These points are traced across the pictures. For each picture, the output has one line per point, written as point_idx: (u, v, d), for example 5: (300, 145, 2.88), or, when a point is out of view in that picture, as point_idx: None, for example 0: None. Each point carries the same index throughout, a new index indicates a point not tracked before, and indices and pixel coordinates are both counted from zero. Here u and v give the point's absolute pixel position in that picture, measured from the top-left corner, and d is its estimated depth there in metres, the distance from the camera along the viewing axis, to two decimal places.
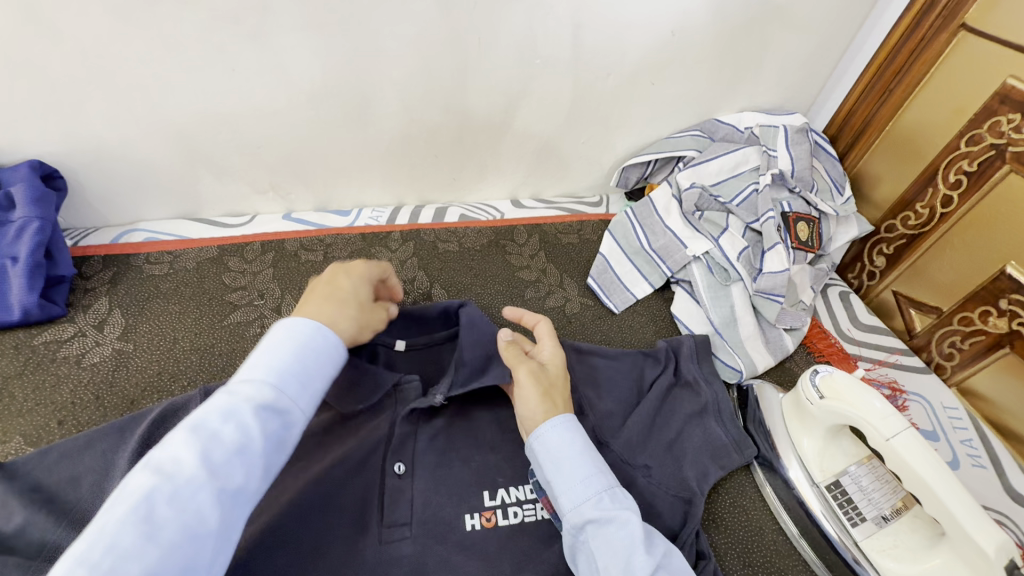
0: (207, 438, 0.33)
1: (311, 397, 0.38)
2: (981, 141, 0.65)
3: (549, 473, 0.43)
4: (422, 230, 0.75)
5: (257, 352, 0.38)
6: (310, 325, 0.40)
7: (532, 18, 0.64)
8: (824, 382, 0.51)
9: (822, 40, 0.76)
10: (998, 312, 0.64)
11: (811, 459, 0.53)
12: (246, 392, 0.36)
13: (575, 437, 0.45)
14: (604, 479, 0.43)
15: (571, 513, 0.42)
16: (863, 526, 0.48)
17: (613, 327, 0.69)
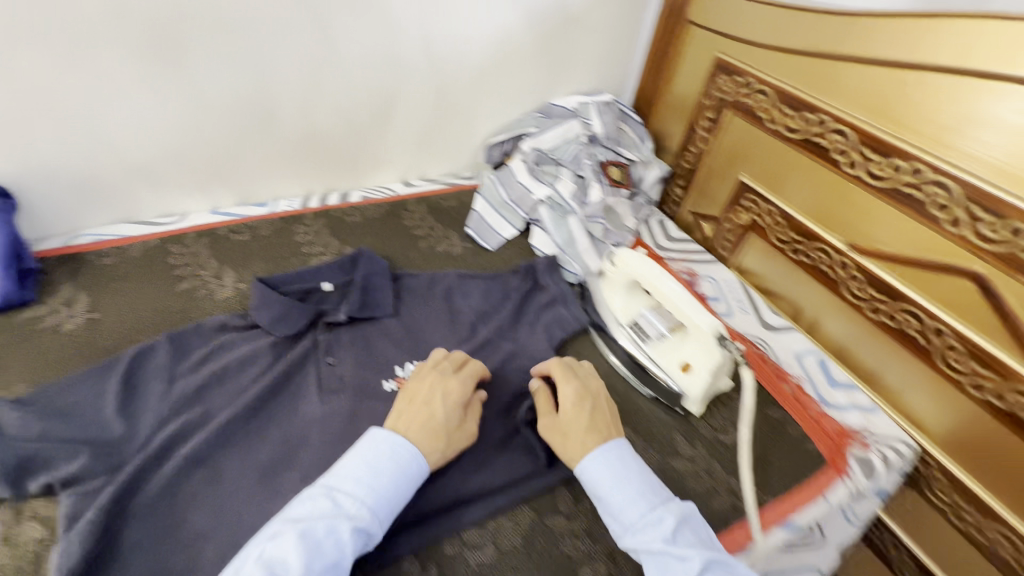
0: (313, 547, 0.43)
1: (388, 522, 0.50)
2: (712, 97, 0.95)
3: (598, 502, 0.53)
4: (330, 210, 0.93)
5: (364, 470, 0.50)
6: (412, 452, 0.52)
7: (390, 35, 0.86)
8: (618, 256, 0.78)
9: (611, 38, 1.05)
10: (743, 208, 0.94)
11: (619, 310, 0.78)
12: (352, 512, 0.47)
13: (604, 470, 0.54)
14: (636, 509, 0.51)
15: (623, 539, 0.50)
16: (651, 342, 0.73)
17: (488, 260, 0.91)
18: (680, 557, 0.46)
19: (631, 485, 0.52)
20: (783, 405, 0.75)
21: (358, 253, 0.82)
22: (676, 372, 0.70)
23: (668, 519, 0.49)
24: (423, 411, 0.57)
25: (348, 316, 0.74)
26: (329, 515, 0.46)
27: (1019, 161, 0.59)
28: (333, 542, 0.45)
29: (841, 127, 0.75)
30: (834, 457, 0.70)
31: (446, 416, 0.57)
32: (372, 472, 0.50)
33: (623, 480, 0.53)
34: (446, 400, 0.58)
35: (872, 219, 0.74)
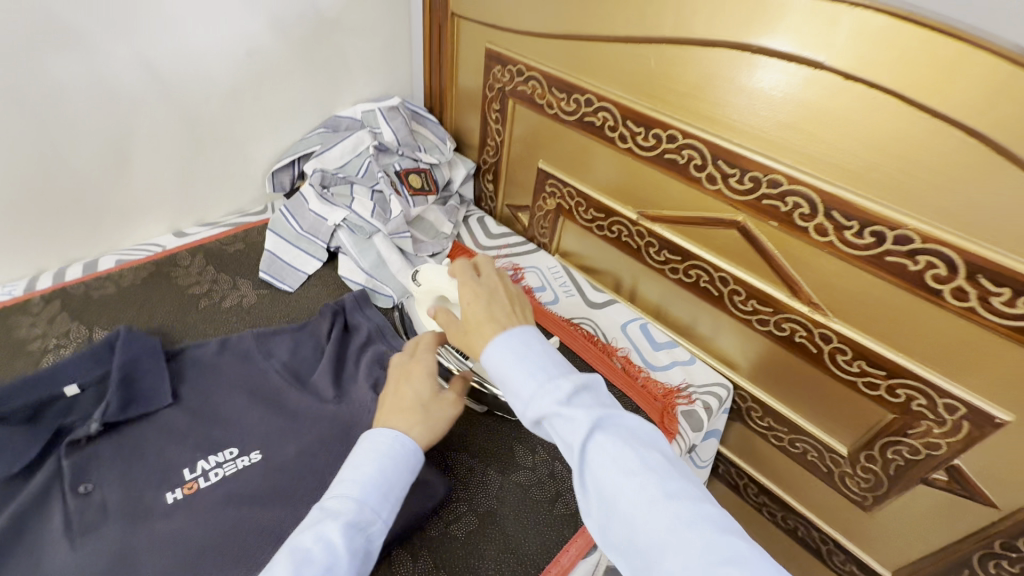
0: (301, 558, 0.40)
1: (387, 511, 0.46)
2: (494, 88, 0.93)
3: (495, 381, 0.47)
4: (68, 287, 0.75)
5: (346, 471, 0.47)
6: (392, 437, 0.49)
7: (91, 62, 0.70)
8: (419, 274, 0.74)
9: (383, 38, 0.98)
10: (548, 195, 0.95)
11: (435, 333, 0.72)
12: (337, 509, 0.44)
13: (504, 348, 0.46)
14: (531, 382, 0.44)
15: (519, 412, 0.44)
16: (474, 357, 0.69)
17: (291, 303, 0.81)
18: (575, 415, 0.42)
19: (529, 358, 0.45)
20: (613, 382, 0.76)
21: (115, 335, 0.67)
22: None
23: (568, 383, 0.43)
24: (395, 397, 0.53)
25: (103, 424, 0.59)
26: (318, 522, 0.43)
27: (810, 144, 0.60)
28: (323, 546, 0.41)
29: (605, 104, 0.77)
30: (662, 420, 0.72)
31: (416, 392, 0.53)
32: (351, 468, 0.47)
33: (525, 354, 0.46)
34: (411, 380, 0.54)
35: (650, 187, 0.78)
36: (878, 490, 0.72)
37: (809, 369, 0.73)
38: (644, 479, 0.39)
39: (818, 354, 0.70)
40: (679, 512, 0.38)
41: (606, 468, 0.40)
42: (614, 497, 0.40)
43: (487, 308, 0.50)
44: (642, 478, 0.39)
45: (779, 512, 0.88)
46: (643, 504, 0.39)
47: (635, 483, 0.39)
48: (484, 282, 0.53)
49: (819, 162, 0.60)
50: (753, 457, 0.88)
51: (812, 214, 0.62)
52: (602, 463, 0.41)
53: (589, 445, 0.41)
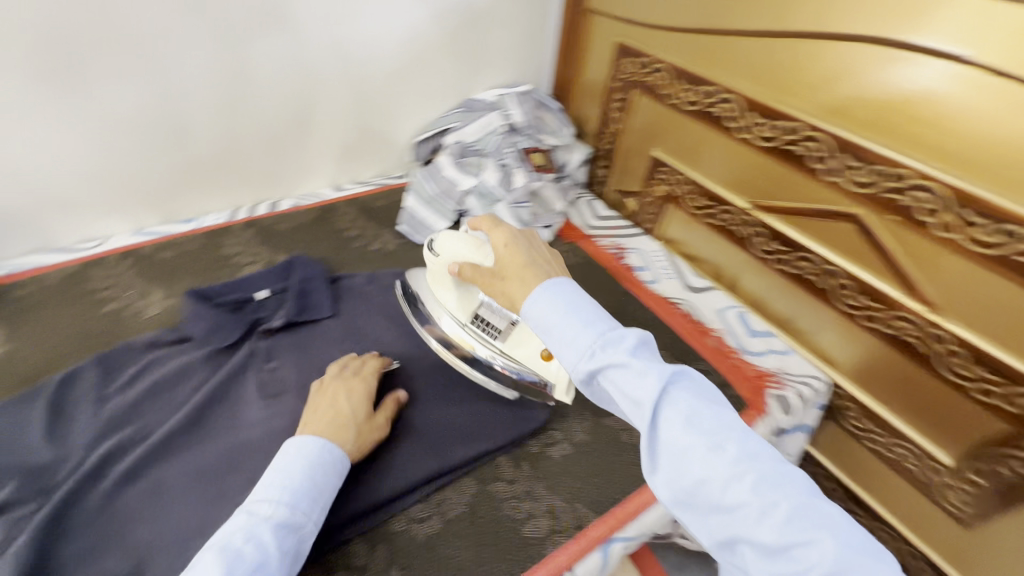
0: (231, 557, 0.44)
1: (317, 512, 0.50)
2: (620, 79, 1.00)
3: (546, 336, 0.49)
4: (259, 220, 0.93)
5: (273, 475, 0.50)
6: (319, 444, 0.53)
7: (297, 39, 0.87)
8: (436, 244, 0.68)
9: (522, 31, 1.09)
10: (659, 182, 1.00)
11: (454, 307, 0.69)
12: (267, 512, 0.48)
13: (550, 301, 0.49)
14: (587, 339, 0.46)
15: (578, 368, 0.46)
16: (501, 336, 0.68)
17: (423, 253, 0.94)
18: (640, 371, 0.43)
19: (585, 309, 0.48)
20: (707, 358, 0.80)
21: (290, 261, 0.83)
22: (535, 361, 0.65)
23: (629, 342, 0.45)
24: (331, 408, 0.58)
25: (286, 320, 0.75)
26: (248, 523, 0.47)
27: (944, 139, 0.61)
28: (254, 545, 0.45)
29: (730, 96, 0.81)
30: (752, 397, 0.75)
31: (352, 407, 0.59)
32: (278, 476, 0.50)
33: (575, 307, 0.49)
34: (351, 398, 0.60)
35: (766, 178, 0.81)
36: (983, 505, 0.69)
37: (916, 371, 0.72)
38: (718, 438, 0.40)
39: (928, 355, 0.69)
40: (760, 472, 0.38)
41: (679, 425, 0.41)
42: (684, 454, 0.41)
43: (528, 257, 0.54)
44: (716, 435, 0.40)
45: (866, 521, 0.87)
46: (721, 462, 0.39)
47: (709, 438, 0.40)
48: (523, 230, 0.58)
49: (953, 158, 0.60)
50: (843, 460, 0.87)
51: (937, 209, 0.62)
52: (673, 419, 0.42)
53: (659, 400, 0.42)
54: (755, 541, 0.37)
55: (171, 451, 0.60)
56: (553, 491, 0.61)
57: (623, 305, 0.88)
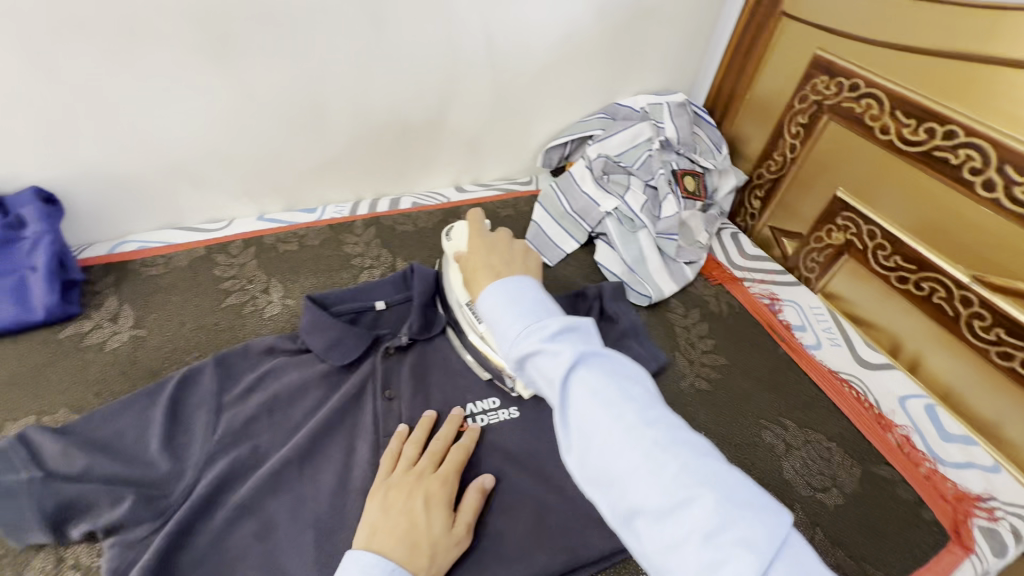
0: None
1: None
2: (807, 99, 0.84)
3: (493, 330, 0.49)
4: (380, 218, 0.87)
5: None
6: (389, 572, 0.44)
7: (451, 28, 0.78)
8: (453, 229, 0.69)
9: (688, 33, 0.95)
10: (836, 228, 0.83)
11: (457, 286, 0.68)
12: None
13: (500, 295, 0.50)
14: (524, 326, 0.46)
15: (508, 355, 0.46)
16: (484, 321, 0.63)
17: (551, 278, 0.84)
18: (556, 350, 0.43)
19: (521, 305, 0.48)
20: (889, 461, 0.65)
21: (409, 271, 0.74)
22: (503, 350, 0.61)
23: (559, 324, 0.45)
24: (405, 518, 0.49)
25: (410, 338, 0.68)
26: None
27: None
28: None
29: (977, 141, 0.64)
30: (957, 530, 0.60)
31: (430, 519, 0.49)
32: None
33: (517, 303, 0.49)
34: (428, 502, 0.50)
35: (1012, 251, 0.63)
36: None
37: None
38: (620, 406, 0.40)
39: None
40: (658, 437, 0.38)
41: (584, 397, 0.41)
42: (593, 428, 0.40)
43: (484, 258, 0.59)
44: (621, 407, 0.40)
45: None
46: (620, 432, 0.39)
47: (613, 412, 0.40)
48: (492, 240, 0.63)
49: None
50: None
51: None
52: (581, 394, 0.41)
53: (570, 374, 0.42)
54: (647, 506, 0.36)
55: (284, 485, 0.55)
56: None
57: (781, 374, 0.74)
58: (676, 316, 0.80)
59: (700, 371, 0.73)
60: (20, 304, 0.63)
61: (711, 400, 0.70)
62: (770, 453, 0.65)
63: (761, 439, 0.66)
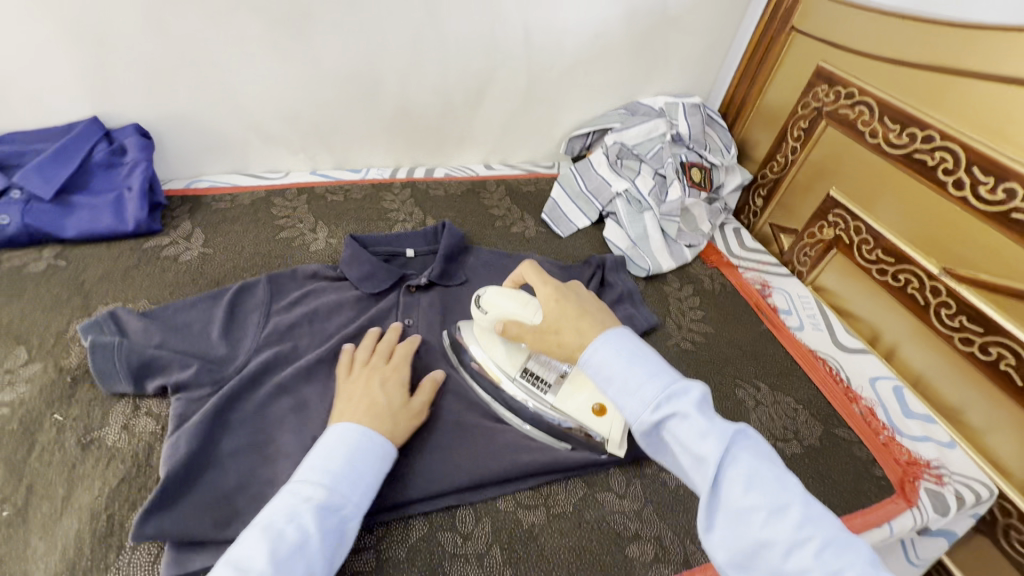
0: (274, 537, 0.43)
1: (359, 494, 0.49)
2: (809, 106, 0.93)
3: (611, 389, 0.47)
4: (416, 182, 0.99)
5: (315, 459, 0.50)
6: (361, 430, 0.53)
7: (495, 21, 0.89)
8: (482, 299, 0.66)
9: (708, 42, 1.05)
10: (828, 224, 0.91)
11: (503, 360, 0.67)
12: (309, 494, 0.47)
13: (618, 354, 0.48)
14: (655, 392, 0.44)
15: (639, 420, 0.45)
16: (552, 390, 0.65)
17: (562, 246, 0.93)
18: (703, 427, 0.41)
19: (646, 367, 0.46)
20: (850, 425, 0.73)
21: (439, 226, 0.85)
22: (586, 415, 0.63)
23: (694, 394, 0.43)
24: (366, 397, 0.58)
25: (429, 280, 0.78)
26: (289, 506, 0.46)
27: None
28: (296, 527, 0.44)
29: (949, 145, 0.71)
30: (903, 486, 0.66)
31: (388, 397, 0.59)
32: (319, 460, 0.50)
33: (639, 361, 0.47)
34: (385, 386, 0.60)
35: (977, 245, 0.70)
36: None
37: None
38: (779, 496, 0.38)
39: None
40: (822, 533, 0.37)
41: (738, 482, 0.39)
42: (748, 519, 0.38)
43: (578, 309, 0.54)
44: (777, 496, 0.38)
45: None
46: (781, 525, 0.37)
47: (771, 501, 0.38)
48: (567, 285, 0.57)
49: None
50: None
51: None
52: (733, 477, 0.40)
53: (722, 458, 0.40)
54: None
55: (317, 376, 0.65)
56: (664, 520, 0.59)
57: (762, 345, 0.82)
58: (671, 289, 0.88)
59: (687, 335, 0.81)
60: (116, 217, 0.76)
61: (693, 359, 0.77)
62: (740, 406, 0.72)
63: (734, 394, 0.73)
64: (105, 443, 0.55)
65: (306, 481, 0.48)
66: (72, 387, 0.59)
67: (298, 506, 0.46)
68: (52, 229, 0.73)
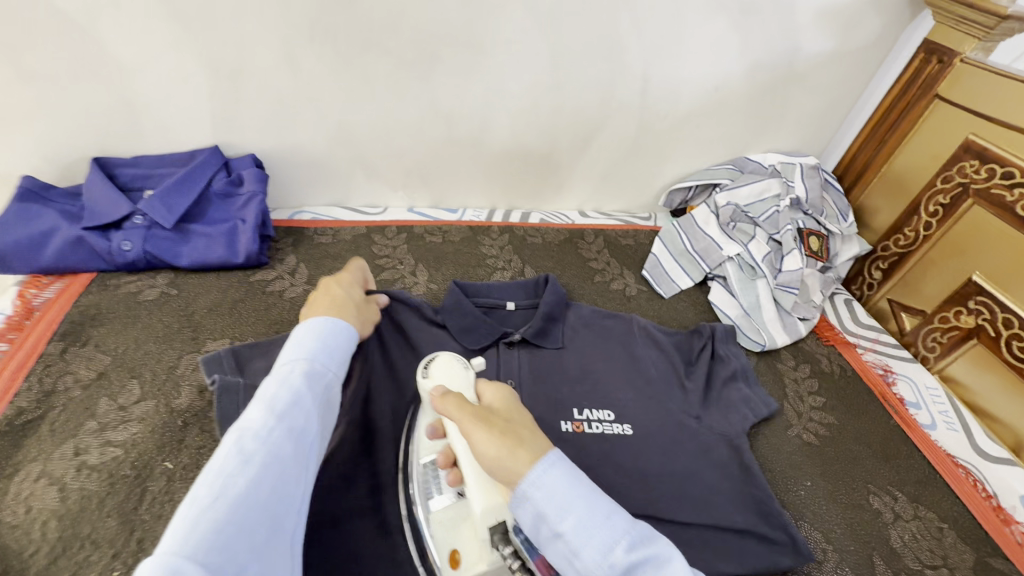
0: (266, 400, 0.41)
1: (337, 365, 0.48)
2: (951, 180, 0.85)
3: (558, 528, 0.40)
4: (514, 227, 0.96)
5: (287, 343, 0.47)
6: (325, 317, 0.51)
7: (614, 71, 0.86)
8: (431, 368, 0.58)
9: (831, 101, 0.98)
10: (967, 311, 0.82)
11: (421, 439, 0.57)
12: (286, 365, 0.45)
13: (564, 481, 0.42)
14: (612, 529, 0.40)
15: (602, 567, 0.39)
16: (439, 498, 0.52)
17: (663, 308, 0.88)
18: (679, 574, 0.38)
19: (602, 502, 0.42)
20: (1007, 555, 0.63)
21: (543, 279, 0.80)
22: (446, 542, 0.50)
23: (653, 534, 0.41)
24: (326, 296, 0.58)
25: (523, 338, 0.73)
26: (272, 378, 0.44)
27: None
28: (286, 389, 0.43)
29: None
30: None
31: (349, 293, 0.60)
32: (290, 340, 0.48)
33: (587, 492, 0.42)
34: (345, 286, 0.61)
35: None
36: None
37: None
38: None
39: None
40: None
41: None
42: None
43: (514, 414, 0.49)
44: None
45: None
46: None
47: None
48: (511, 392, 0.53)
49: None
50: None
51: None
52: None
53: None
54: None
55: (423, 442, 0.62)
56: None
57: (893, 445, 0.73)
58: (787, 367, 0.81)
59: (809, 425, 0.74)
60: (228, 248, 0.75)
61: (819, 455, 0.70)
62: (877, 519, 0.64)
63: (868, 504, 0.66)
64: None
65: (284, 357, 0.46)
66: (182, 431, 0.57)
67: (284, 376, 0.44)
68: (167, 256, 0.73)
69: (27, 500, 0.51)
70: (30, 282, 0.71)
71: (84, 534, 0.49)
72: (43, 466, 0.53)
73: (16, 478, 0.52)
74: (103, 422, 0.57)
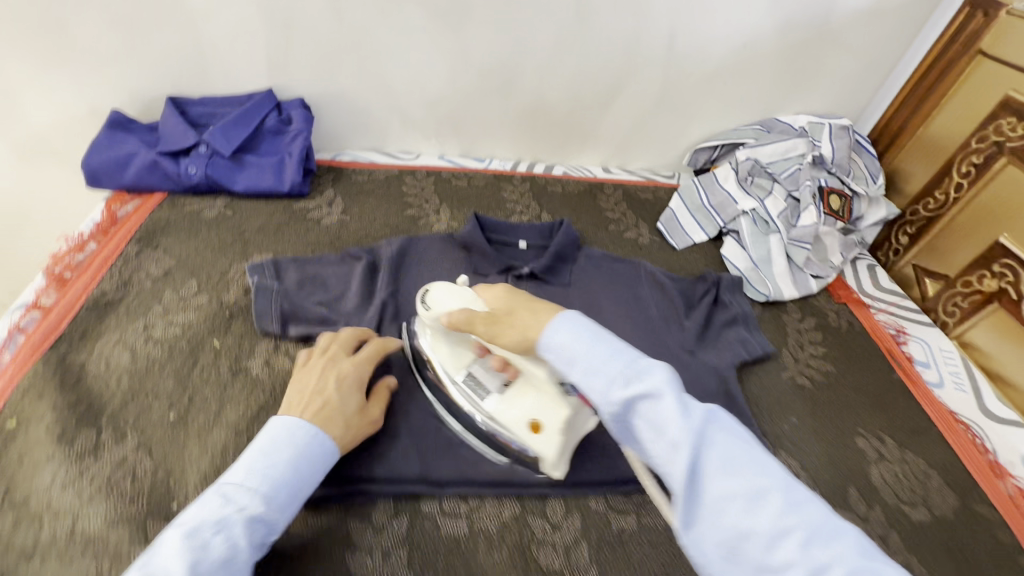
0: (198, 547, 0.40)
1: (291, 511, 0.47)
2: (987, 139, 0.82)
3: (569, 368, 0.44)
4: (536, 177, 1.01)
5: (257, 462, 0.47)
6: (309, 433, 0.50)
7: (640, 25, 0.89)
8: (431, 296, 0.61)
9: (868, 61, 0.96)
10: (990, 274, 0.80)
11: (450, 361, 0.61)
12: (242, 502, 0.44)
13: (573, 331, 0.45)
14: (611, 367, 0.42)
15: (608, 399, 0.41)
16: (490, 397, 0.58)
17: (673, 259, 0.91)
18: (674, 404, 0.38)
19: (603, 346, 0.43)
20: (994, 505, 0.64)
21: (557, 223, 0.85)
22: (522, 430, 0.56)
23: (658, 371, 0.41)
24: (319, 402, 0.54)
25: (531, 271, 0.79)
26: (219, 511, 0.43)
27: None
28: (224, 539, 0.42)
29: None
30: None
31: (344, 402, 0.55)
32: (261, 460, 0.47)
33: (597, 338, 0.44)
34: (341, 388, 0.56)
35: None
36: None
37: None
38: (760, 486, 0.36)
39: None
40: (809, 520, 0.34)
41: (717, 472, 0.37)
42: (722, 506, 0.36)
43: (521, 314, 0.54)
44: (755, 481, 0.36)
45: None
46: (760, 514, 0.35)
47: (750, 486, 0.36)
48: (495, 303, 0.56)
49: None
50: None
51: None
52: (712, 466, 0.37)
53: (694, 442, 0.37)
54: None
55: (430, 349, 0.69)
56: None
57: (890, 397, 0.74)
58: (791, 318, 0.83)
59: (804, 370, 0.75)
60: (276, 178, 0.85)
61: (810, 397, 0.72)
62: (859, 456, 0.66)
63: (853, 443, 0.68)
64: (250, 372, 0.62)
65: (246, 488, 0.45)
66: (229, 320, 0.67)
67: (231, 514, 0.43)
68: (225, 182, 0.83)
69: (106, 359, 0.62)
70: (114, 197, 0.83)
71: (148, 388, 0.60)
72: (119, 336, 0.64)
73: (99, 343, 0.64)
74: (167, 307, 0.68)
